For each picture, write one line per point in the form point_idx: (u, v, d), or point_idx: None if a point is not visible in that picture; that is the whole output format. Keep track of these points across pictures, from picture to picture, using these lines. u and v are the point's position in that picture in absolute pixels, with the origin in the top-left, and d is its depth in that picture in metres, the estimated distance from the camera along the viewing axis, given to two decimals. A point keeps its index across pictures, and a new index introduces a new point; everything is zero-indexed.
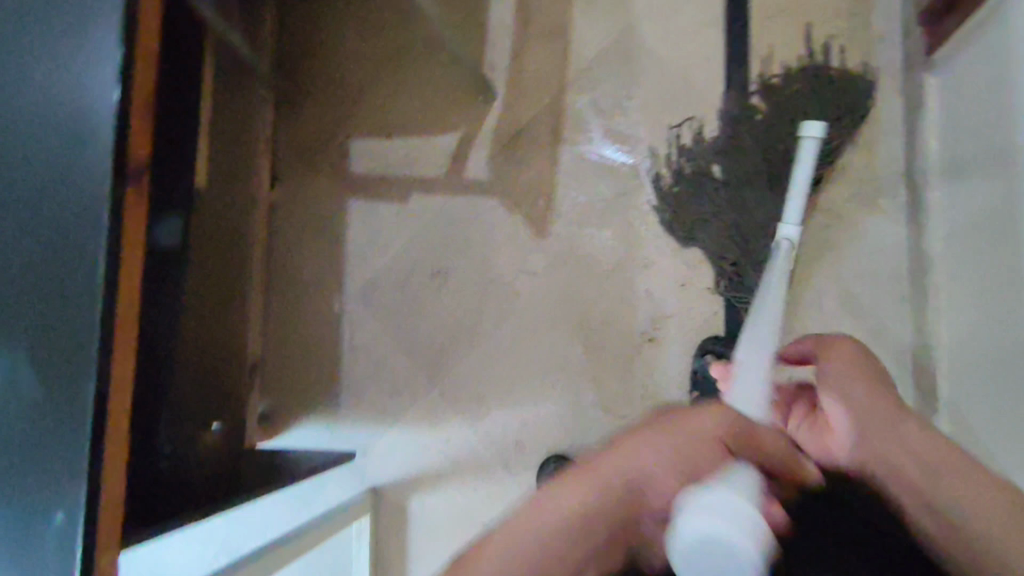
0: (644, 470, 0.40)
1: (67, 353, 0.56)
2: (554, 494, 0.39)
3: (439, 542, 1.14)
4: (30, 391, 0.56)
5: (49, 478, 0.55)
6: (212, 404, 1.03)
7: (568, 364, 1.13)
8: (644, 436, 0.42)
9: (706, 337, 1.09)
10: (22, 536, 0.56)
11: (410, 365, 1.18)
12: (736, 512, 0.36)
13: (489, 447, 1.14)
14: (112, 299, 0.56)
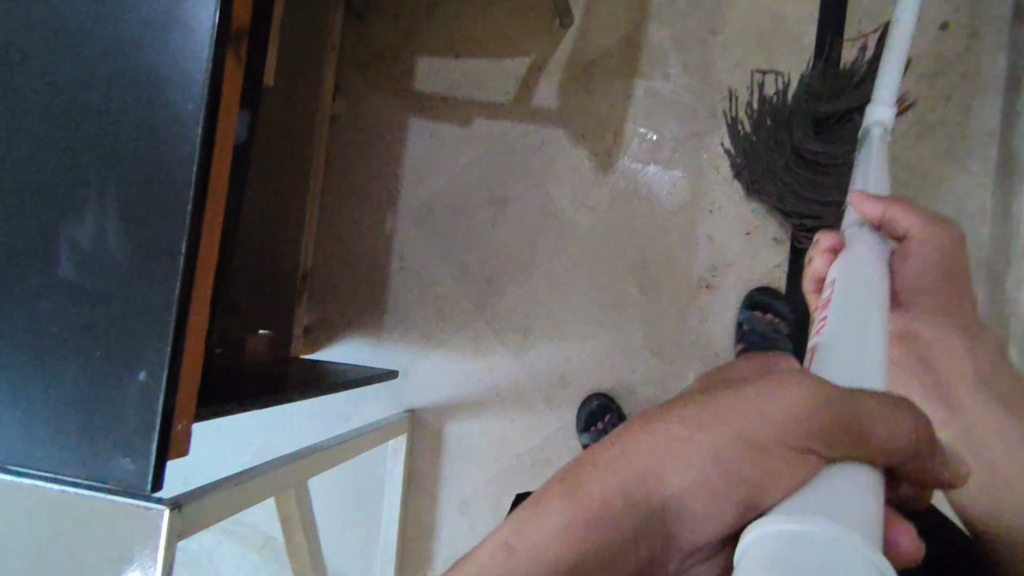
0: (663, 490, 0.36)
1: (161, 217, 0.55)
2: (578, 483, 0.36)
3: (472, 468, 1.14)
4: (117, 258, 0.56)
5: (136, 337, 0.55)
6: (263, 310, 1.02)
7: (620, 303, 1.11)
8: (692, 415, 0.38)
9: (755, 287, 1.07)
10: (93, 403, 0.54)
11: (459, 291, 1.17)
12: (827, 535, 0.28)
13: (532, 380, 1.13)
14: (207, 168, 0.55)
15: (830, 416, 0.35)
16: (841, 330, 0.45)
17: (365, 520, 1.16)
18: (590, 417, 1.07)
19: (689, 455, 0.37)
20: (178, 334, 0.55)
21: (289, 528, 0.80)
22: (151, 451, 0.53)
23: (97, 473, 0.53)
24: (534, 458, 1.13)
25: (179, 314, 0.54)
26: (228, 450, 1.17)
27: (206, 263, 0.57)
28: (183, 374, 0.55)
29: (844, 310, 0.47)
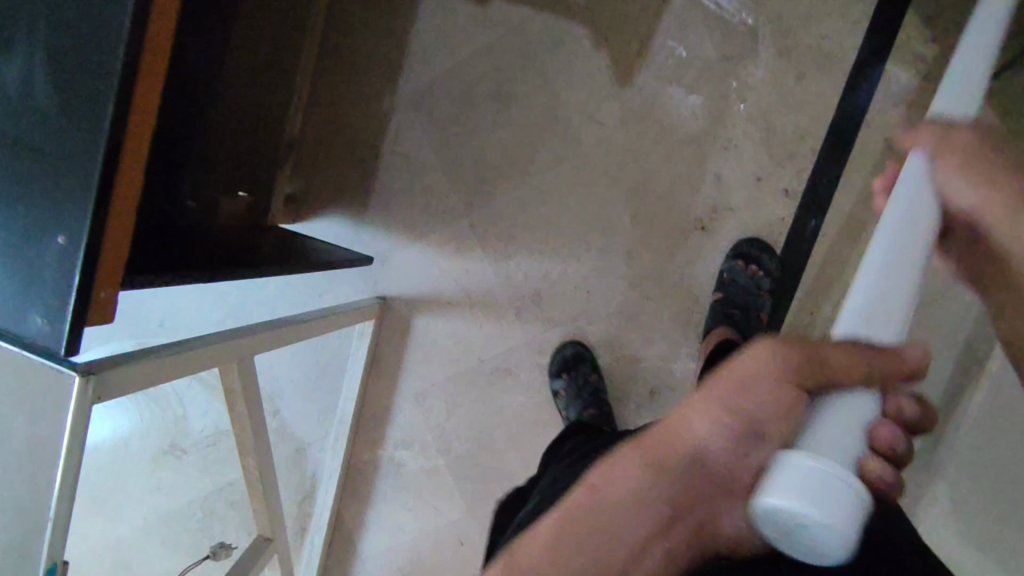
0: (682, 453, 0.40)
1: (89, 66, 0.50)
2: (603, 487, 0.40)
3: (434, 365, 1.15)
4: (44, 107, 0.51)
5: (59, 196, 0.52)
6: (245, 170, 0.98)
7: (610, 228, 1.06)
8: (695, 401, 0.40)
9: (744, 236, 1.02)
10: (17, 256, 0.53)
11: (449, 186, 1.12)
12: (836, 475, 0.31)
13: (506, 290, 1.11)
14: (146, 16, 0.50)
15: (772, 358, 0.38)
16: (878, 305, 0.39)
17: (325, 393, 1.19)
18: (563, 363, 1.05)
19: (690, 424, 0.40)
20: (104, 197, 0.52)
21: (232, 399, 0.81)
22: (66, 315, 0.52)
23: (13, 326, 0.53)
24: (495, 367, 1.12)
25: (104, 177, 0.51)
26: (206, 302, 1.19)
27: (139, 126, 0.53)
28: (108, 239, 0.53)
29: (889, 272, 0.40)
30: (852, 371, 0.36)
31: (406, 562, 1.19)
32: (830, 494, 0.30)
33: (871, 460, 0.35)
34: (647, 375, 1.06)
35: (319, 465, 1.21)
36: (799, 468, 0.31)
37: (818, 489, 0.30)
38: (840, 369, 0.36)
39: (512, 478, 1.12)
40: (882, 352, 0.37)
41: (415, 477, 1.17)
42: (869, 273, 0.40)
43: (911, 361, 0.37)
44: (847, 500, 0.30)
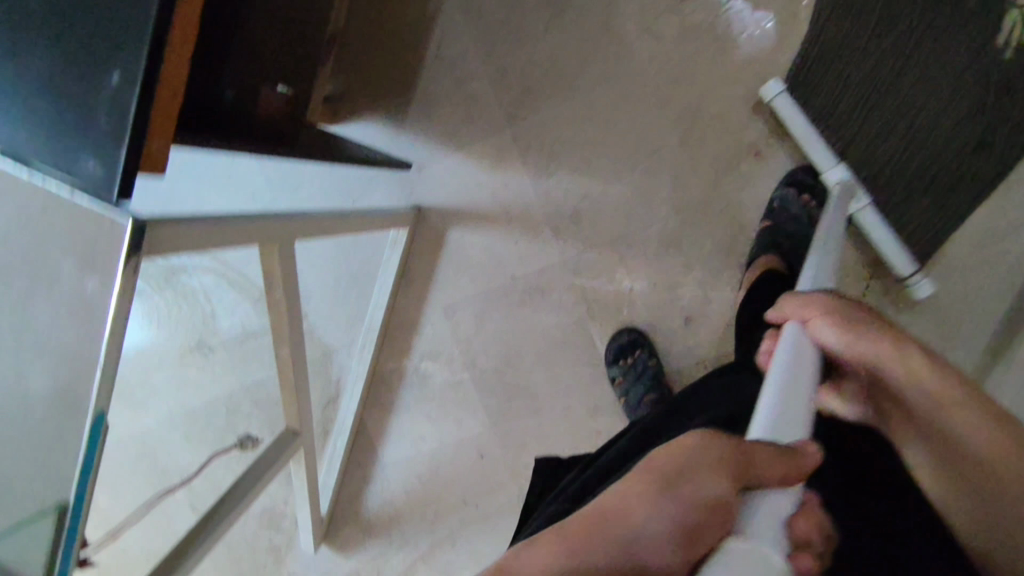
0: (616, 519, 0.36)
1: None
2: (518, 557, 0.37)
3: (466, 279, 1.14)
4: None
5: (113, 37, 0.51)
6: (288, 62, 0.93)
7: (657, 150, 1.03)
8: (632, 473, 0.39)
9: (800, 165, 0.99)
10: (65, 95, 0.51)
11: (493, 96, 1.08)
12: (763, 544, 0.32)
13: (544, 207, 1.08)
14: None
15: (704, 442, 0.38)
16: (783, 419, 0.42)
17: (355, 300, 1.20)
18: (620, 351, 1.04)
19: (623, 488, 0.38)
20: (158, 39, 0.51)
21: (270, 283, 0.80)
22: (119, 161, 0.51)
23: (69, 166, 0.52)
24: (528, 284, 1.11)
25: (159, 19, 0.50)
26: (239, 194, 1.17)
27: None
28: (160, 87, 0.52)
29: (784, 396, 0.44)
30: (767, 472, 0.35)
31: (425, 472, 1.21)
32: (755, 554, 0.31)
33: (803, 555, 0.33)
34: (683, 302, 1.04)
35: (344, 370, 1.22)
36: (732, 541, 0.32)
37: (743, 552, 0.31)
38: (768, 460, 0.36)
39: (537, 395, 1.13)
40: (784, 450, 0.37)
41: (439, 390, 1.18)
42: (763, 401, 0.44)
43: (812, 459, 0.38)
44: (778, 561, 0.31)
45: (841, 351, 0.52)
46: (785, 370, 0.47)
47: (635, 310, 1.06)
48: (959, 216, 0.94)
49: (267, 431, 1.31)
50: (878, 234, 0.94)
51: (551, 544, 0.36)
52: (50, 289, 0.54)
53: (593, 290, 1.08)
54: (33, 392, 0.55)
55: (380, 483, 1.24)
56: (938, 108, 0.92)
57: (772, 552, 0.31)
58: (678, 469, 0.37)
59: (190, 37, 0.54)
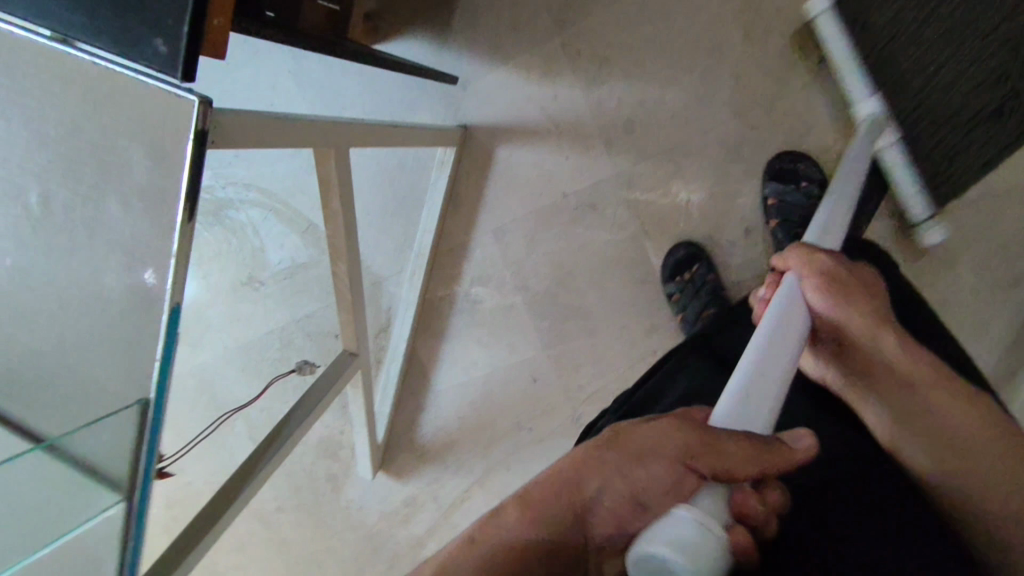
0: (587, 487, 0.43)
1: None
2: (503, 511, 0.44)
3: (515, 198, 1.11)
4: None
5: None
6: None
7: (717, 49, 0.97)
8: (610, 443, 0.45)
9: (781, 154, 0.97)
10: None
11: (541, 2, 1.03)
12: (690, 527, 0.35)
13: (596, 117, 1.04)
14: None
15: (682, 429, 0.43)
16: (748, 402, 0.44)
17: (403, 225, 1.18)
18: (676, 266, 1.01)
19: (594, 460, 0.44)
20: None
21: (327, 194, 0.78)
22: (181, 39, 0.49)
23: (133, 45, 0.50)
24: (579, 201, 1.07)
25: None
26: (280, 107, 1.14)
27: None
28: None
29: (765, 366, 0.46)
30: (736, 461, 0.40)
31: (478, 397, 1.21)
32: (681, 534, 0.34)
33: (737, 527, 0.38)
34: (743, 212, 1.00)
35: (395, 297, 1.22)
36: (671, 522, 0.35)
37: (674, 534, 0.34)
38: (734, 449, 0.40)
39: (591, 315, 1.11)
40: (753, 442, 0.41)
41: (491, 314, 1.17)
42: (740, 374, 0.46)
43: (803, 451, 0.42)
44: (701, 540, 0.34)
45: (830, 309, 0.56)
46: (775, 330, 0.50)
47: (692, 223, 1.02)
48: (974, 169, 0.89)
49: (325, 356, 1.34)
50: (898, 173, 0.90)
51: (526, 503, 0.44)
52: (120, 179, 0.53)
53: (649, 203, 1.04)
54: (110, 286, 0.55)
55: (434, 411, 1.25)
56: (974, 54, 0.86)
57: (698, 536, 0.34)
58: (649, 450, 0.42)
59: None
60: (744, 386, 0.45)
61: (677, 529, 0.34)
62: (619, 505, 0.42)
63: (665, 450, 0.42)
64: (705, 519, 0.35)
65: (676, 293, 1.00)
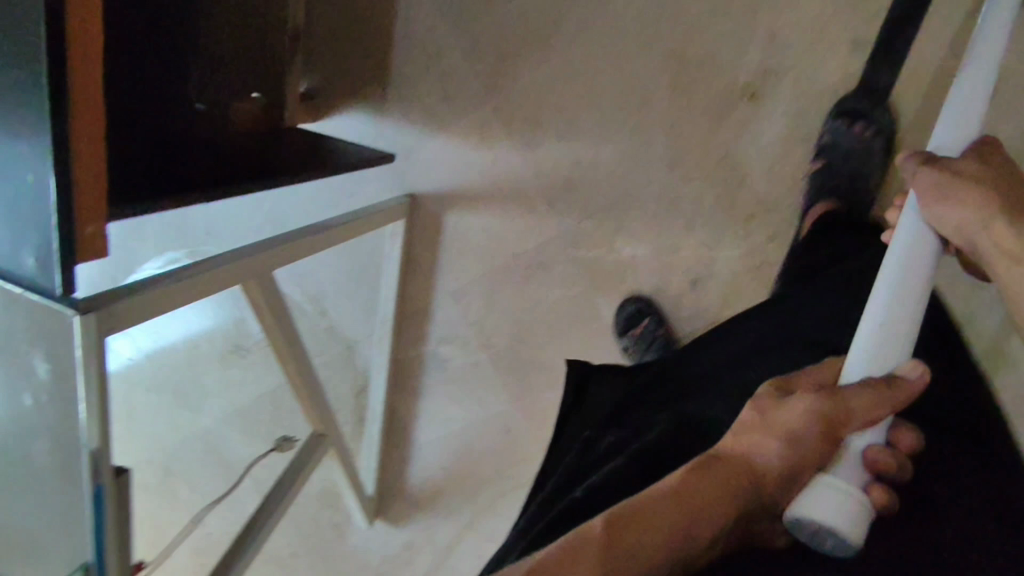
0: (750, 461, 0.47)
1: (20, 13, 0.48)
2: (680, 496, 0.46)
3: (468, 261, 1.12)
4: None
5: (21, 168, 0.52)
6: (249, 68, 0.94)
7: (646, 104, 0.95)
8: (758, 423, 0.49)
9: (839, 100, 0.86)
10: (7, 227, 0.53)
11: (468, 71, 1.03)
12: (841, 502, 0.44)
13: (536, 178, 1.04)
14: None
15: (826, 397, 0.47)
16: (884, 353, 0.49)
17: (367, 292, 1.21)
18: (628, 321, 1.01)
19: (755, 448, 0.48)
20: (63, 157, 0.51)
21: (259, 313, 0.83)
22: (54, 267, 0.52)
23: (11, 266, 0.54)
24: (530, 260, 1.08)
25: (56, 138, 0.50)
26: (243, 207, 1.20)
27: (88, 88, 0.52)
28: (80, 198, 0.53)
29: (892, 321, 0.50)
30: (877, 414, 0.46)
31: (459, 448, 1.24)
32: (827, 509, 0.44)
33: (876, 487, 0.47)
34: (690, 262, 0.99)
35: (369, 360, 1.26)
36: (819, 497, 0.45)
37: (823, 509, 0.44)
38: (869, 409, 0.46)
39: (553, 369, 1.12)
40: (886, 387, 0.46)
41: (460, 371, 1.20)
42: (875, 320, 0.50)
43: (916, 382, 0.47)
44: (843, 510, 0.44)
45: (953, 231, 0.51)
46: (897, 293, 0.50)
47: (640, 276, 1.02)
48: None
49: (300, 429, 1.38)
50: None
51: (700, 483, 0.47)
52: (29, 377, 0.57)
53: (596, 260, 1.04)
54: (40, 465, 0.60)
55: (418, 463, 1.29)
56: None
57: (843, 506, 0.44)
58: (792, 422, 0.47)
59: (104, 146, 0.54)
60: (876, 363, 0.49)
61: (817, 507, 0.45)
62: (777, 476, 0.46)
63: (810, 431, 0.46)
64: (847, 487, 0.45)
65: (630, 348, 1.01)
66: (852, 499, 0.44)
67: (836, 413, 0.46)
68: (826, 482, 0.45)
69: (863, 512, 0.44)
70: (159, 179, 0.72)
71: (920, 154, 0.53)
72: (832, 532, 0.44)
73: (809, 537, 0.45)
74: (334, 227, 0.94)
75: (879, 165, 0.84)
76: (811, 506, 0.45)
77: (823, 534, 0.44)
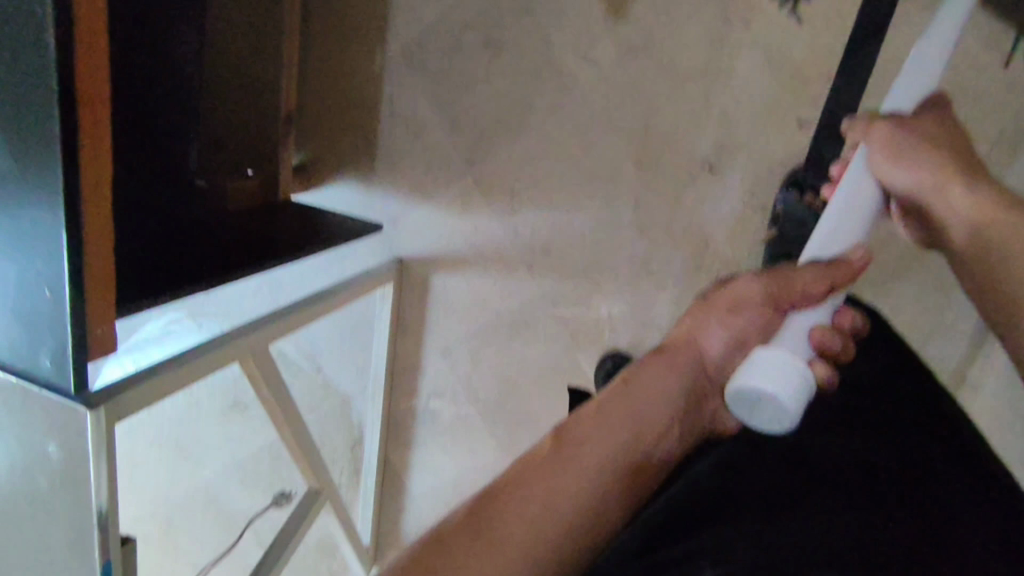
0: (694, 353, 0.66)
1: (40, 157, 0.55)
2: (645, 383, 0.63)
3: (454, 320, 1.18)
4: (10, 206, 0.57)
5: (38, 284, 0.58)
6: (243, 150, 1.02)
7: (614, 176, 1.03)
8: (712, 312, 0.67)
9: (794, 168, 0.94)
10: (23, 334, 0.59)
11: (449, 146, 1.10)
12: (784, 367, 0.56)
13: (515, 244, 1.11)
14: (70, 59, 0.53)
15: (770, 282, 0.63)
16: (833, 248, 0.62)
17: (359, 350, 1.27)
18: (608, 379, 1.07)
19: (705, 330, 0.67)
20: (78, 277, 0.57)
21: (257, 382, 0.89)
22: (68, 370, 0.58)
23: (28, 368, 0.60)
24: (512, 318, 1.14)
25: (71, 262, 0.57)
26: None
27: (96, 216, 0.58)
28: (91, 310, 0.59)
29: (840, 229, 0.62)
30: (813, 292, 0.61)
31: (451, 497, 1.29)
32: (770, 373, 0.55)
33: (819, 362, 0.60)
34: (662, 320, 1.06)
35: (363, 415, 1.31)
36: (766, 359, 0.57)
37: (767, 372, 0.56)
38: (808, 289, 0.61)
39: (538, 421, 1.18)
40: (829, 269, 0.61)
41: (450, 423, 1.25)
42: (827, 226, 0.63)
43: (856, 266, 0.61)
44: (783, 371, 0.55)
45: (895, 180, 0.59)
46: (845, 210, 0.62)
47: (616, 334, 1.08)
48: None
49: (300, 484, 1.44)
50: None
51: (659, 367, 0.65)
52: (43, 463, 0.63)
53: (574, 319, 1.10)
54: (55, 546, 0.65)
55: (413, 513, 1.33)
56: None
57: (784, 366, 0.56)
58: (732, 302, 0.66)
59: (111, 262, 0.60)
60: (828, 252, 0.62)
61: (760, 373, 0.56)
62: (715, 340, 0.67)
63: (754, 300, 0.64)
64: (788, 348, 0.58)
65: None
66: (789, 363, 0.56)
67: (784, 297, 0.62)
68: (769, 351, 0.57)
69: (802, 375, 0.56)
70: (166, 265, 0.79)
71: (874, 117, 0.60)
72: (777, 403, 0.55)
73: (755, 404, 0.56)
74: (324, 298, 1.00)
75: None
76: (756, 375, 0.56)
77: (763, 396, 0.55)
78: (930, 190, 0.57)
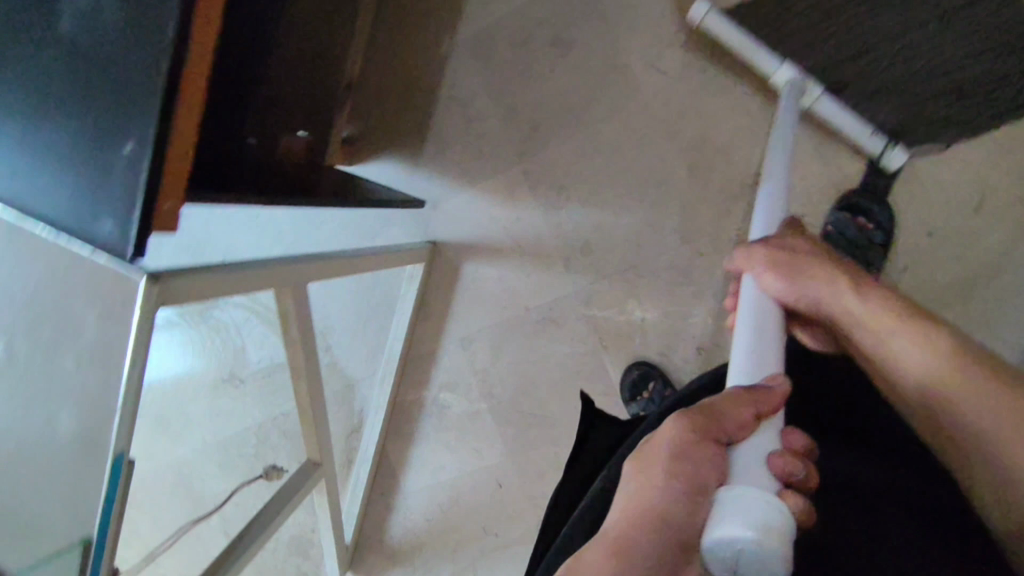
0: (649, 511, 0.42)
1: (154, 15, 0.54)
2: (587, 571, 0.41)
3: (480, 308, 1.16)
4: (103, 59, 0.56)
5: (118, 137, 0.56)
6: (301, 106, 0.98)
7: (666, 181, 1.04)
8: (646, 475, 0.43)
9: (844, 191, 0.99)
10: (86, 188, 0.56)
11: (502, 135, 1.12)
12: (753, 504, 0.37)
13: (556, 239, 1.10)
14: None
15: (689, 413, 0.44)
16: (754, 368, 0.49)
17: (375, 332, 1.24)
18: (633, 387, 1.05)
19: (652, 503, 0.42)
20: (162, 142, 0.55)
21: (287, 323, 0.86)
22: (132, 226, 0.55)
23: (84, 225, 0.56)
24: (541, 315, 1.13)
25: (159, 124, 0.55)
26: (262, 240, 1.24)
27: (191, 91, 0.57)
28: (165, 178, 0.57)
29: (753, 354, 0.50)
30: (740, 415, 0.43)
31: (445, 500, 1.22)
32: (739, 513, 0.36)
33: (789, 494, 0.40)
34: (696, 331, 1.05)
35: (366, 401, 1.26)
36: (732, 499, 0.37)
37: (736, 514, 0.36)
38: (733, 413, 0.43)
39: (552, 424, 1.14)
40: (752, 390, 0.44)
41: (458, 420, 1.20)
42: (737, 357, 0.50)
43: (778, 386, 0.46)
44: (757, 507, 0.36)
45: (786, 296, 0.57)
46: (746, 334, 0.52)
47: (647, 340, 1.07)
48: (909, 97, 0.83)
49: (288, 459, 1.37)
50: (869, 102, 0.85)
51: (596, 557, 0.41)
52: (73, 338, 0.58)
53: (606, 321, 1.09)
54: (64, 435, 0.60)
55: (403, 513, 1.25)
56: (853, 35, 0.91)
57: (757, 502, 0.37)
58: (675, 451, 0.42)
59: (191, 142, 0.59)
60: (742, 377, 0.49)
61: (728, 509, 0.37)
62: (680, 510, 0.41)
63: (689, 448, 0.42)
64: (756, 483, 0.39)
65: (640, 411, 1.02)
66: (755, 496, 0.37)
67: (709, 425, 0.42)
68: (729, 489, 0.38)
69: (782, 512, 0.37)
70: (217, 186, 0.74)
71: (739, 255, 0.62)
72: (758, 556, 0.35)
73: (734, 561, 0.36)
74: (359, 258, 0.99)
75: (881, 253, 0.96)
76: (721, 524, 0.36)
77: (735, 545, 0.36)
78: (829, 298, 0.56)
